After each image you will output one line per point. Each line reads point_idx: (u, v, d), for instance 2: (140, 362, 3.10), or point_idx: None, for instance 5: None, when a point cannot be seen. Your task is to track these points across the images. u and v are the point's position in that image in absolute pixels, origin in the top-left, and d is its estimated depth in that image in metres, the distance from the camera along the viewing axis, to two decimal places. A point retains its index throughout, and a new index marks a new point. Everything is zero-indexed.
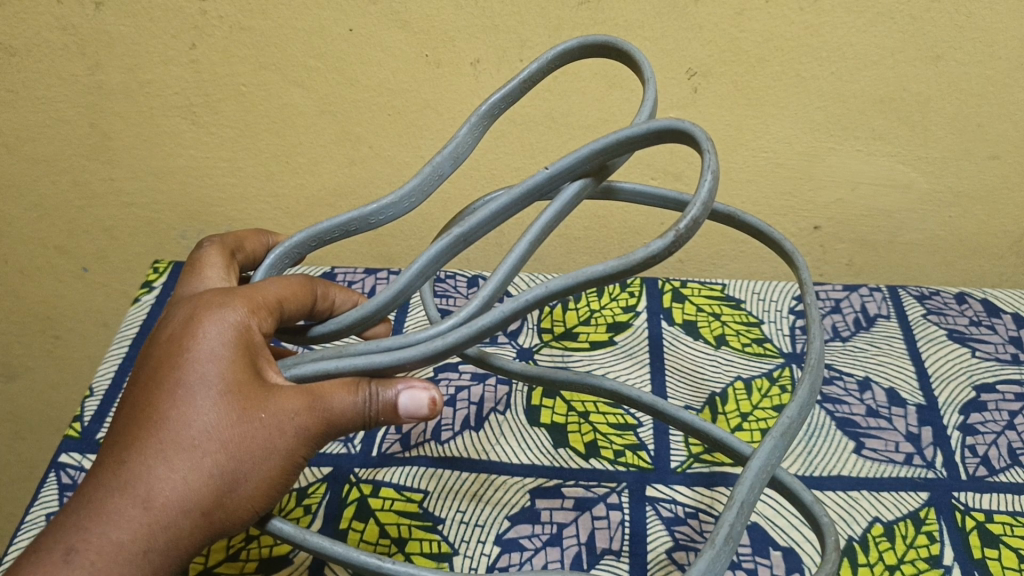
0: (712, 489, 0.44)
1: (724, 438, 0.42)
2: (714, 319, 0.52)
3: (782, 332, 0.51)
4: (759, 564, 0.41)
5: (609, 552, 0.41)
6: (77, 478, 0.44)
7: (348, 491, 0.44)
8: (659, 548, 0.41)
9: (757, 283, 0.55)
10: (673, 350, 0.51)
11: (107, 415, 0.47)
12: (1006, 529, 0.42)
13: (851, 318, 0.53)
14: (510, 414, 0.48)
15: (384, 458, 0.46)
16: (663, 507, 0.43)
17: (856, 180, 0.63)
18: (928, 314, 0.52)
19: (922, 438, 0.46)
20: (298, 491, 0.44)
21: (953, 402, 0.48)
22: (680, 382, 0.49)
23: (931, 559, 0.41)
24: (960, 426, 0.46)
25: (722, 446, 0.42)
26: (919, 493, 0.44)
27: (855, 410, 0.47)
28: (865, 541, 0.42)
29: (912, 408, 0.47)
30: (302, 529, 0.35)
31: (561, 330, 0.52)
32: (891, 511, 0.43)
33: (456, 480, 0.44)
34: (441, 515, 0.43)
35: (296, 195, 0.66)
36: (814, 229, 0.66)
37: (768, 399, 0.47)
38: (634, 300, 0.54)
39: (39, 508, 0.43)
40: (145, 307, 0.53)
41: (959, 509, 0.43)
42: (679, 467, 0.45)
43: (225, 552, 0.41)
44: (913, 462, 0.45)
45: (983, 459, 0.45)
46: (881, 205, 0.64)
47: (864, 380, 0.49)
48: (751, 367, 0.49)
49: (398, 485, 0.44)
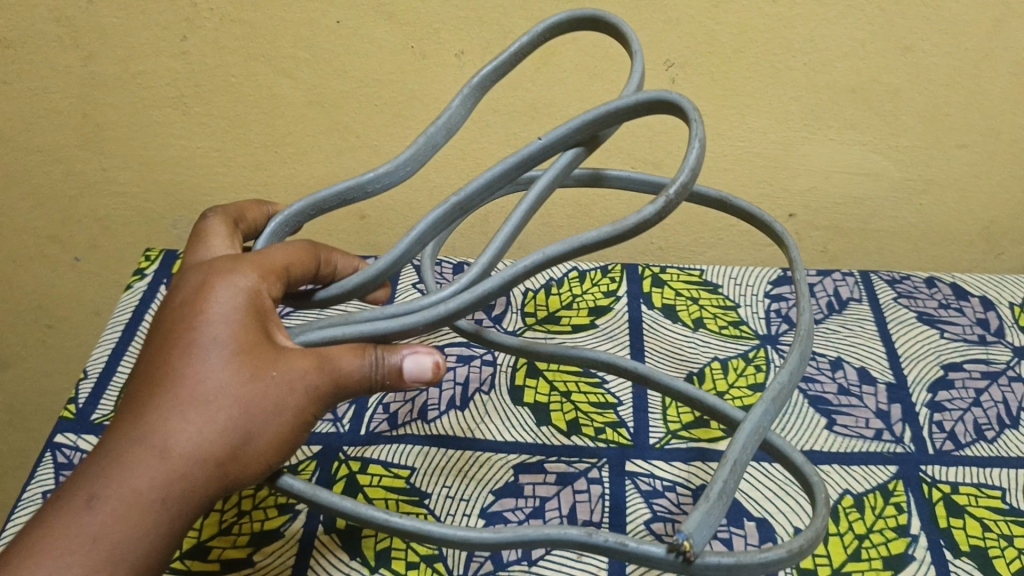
0: (690, 464, 0.45)
1: (722, 403, 0.44)
2: (692, 303, 0.54)
3: (758, 315, 0.53)
4: (733, 534, 0.42)
5: (590, 524, 0.43)
6: (73, 458, 0.46)
7: (338, 468, 0.45)
8: (639, 520, 0.43)
9: (734, 269, 0.57)
10: (652, 331, 0.52)
11: (103, 397, 0.49)
12: (971, 500, 0.44)
13: (824, 301, 0.54)
14: (495, 394, 0.49)
15: (372, 436, 0.47)
16: (643, 481, 0.45)
17: (829, 168, 0.65)
18: (898, 298, 0.54)
19: (892, 415, 0.48)
20: (290, 467, 0.46)
21: (922, 380, 0.49)
22: (659, 360, 0.51)
23: (899, 529, 0.42)
24: (928, 403, 0.48)
25: (718, 412, 0.44)
26: (888, 467, 0.45)
27: (828, 388, 0.49)
28: (836, 512, 0.43)
29: (882, 386, 0.49)
30: (311, 485, 0.37)
31: (545, 314, 0.54)
32: (861, 483, 0.44)
33: (442, 457, 0.46)
34: (428, 490, 0.44)
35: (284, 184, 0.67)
36: (789, 217, 0.67)
37: (744, 378, 0.49)
38: (616, 284, 0.56)
39: (36, 486, 0.44)
40: (138, 294, 0.55)
41: (927, 482, 0.44)
42: (657, 444, 0.46)
43: (218, 527, 0.43)
44: (883, 438, 0.47)
45: (949, 435, 0.47)
46: (853, 193, 0.66)
47: (836, 360, 0.51)
48: (728, 348, 0.51)
49: (385, 462, 0.46)
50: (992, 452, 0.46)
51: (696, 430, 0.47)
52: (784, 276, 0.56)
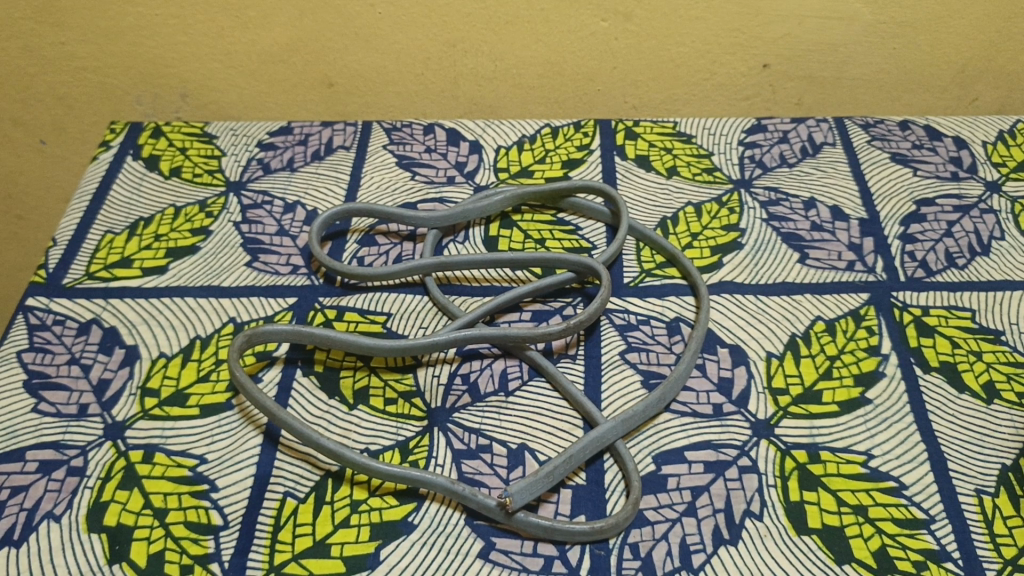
0: (664, 299, 0.46)
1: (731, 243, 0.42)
2: (666, 153, 0.54)
3: (731, 161, 0.53)
4: (707, 360, 0.43)
5: (566, 356, 0.43)
6: (46, 319, 0.46)
7: (314, 317, 0.45)
8: (613, 351, 0.43)
9: (707, 120, 0.56)
10: (626, 179, 0.52)
11: (73, 263, 0.49)
12: (941, 320, 0.44)
13: (797, 147, 0.54)
14: (469, 245, 0.49)
15: (348, 288, 0.47)
16: (617, 316, 0.45)
17: (802, 13, 0.56)
18: (872, 140, 0.54)
19: (864, 248, 0.48)
20: (265, 318, 0.45)
21: (895, 216, 0.50)
22: (634, 206, 0.50)
23: (869, 349, 0.43)
24: (900, 236, 0.48)
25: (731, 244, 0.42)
26: (860, 294, 0.46)
27: (800, 226, 0.49)
28: (808, 336, 0.44)
29: (854, 222, 0.49)
30: (293, 325, 0.43)
31: (517, 169, 0.53)
32: (833, 310, 0.45)
33: (418, 303, 0.46)
34: (405, 332, 0.44)
35: (212, 43, 0.58)
36: (763, 68, 0.59)
37: (718, 220, 0.50)
38: (589, 139, 0.55)
39: (10, 345, 0.45)
40: (104, 164, 0.54)
41: (898, 306, 0.45)
42: (632, 282, 0.47)
43: (197, 374, 0.43)
44: (855, 269, 0.47)
45: (921, 263, 0.47)
46: (825, 38, 0.57)
47: (809, 200, 0.51)
48: (701, 194, 0.51)
49: (361, 310, 0.46)
50: (962, 278, 0.46)
51: (670, 268, 0.47)
52: (758, 124, 0.56)
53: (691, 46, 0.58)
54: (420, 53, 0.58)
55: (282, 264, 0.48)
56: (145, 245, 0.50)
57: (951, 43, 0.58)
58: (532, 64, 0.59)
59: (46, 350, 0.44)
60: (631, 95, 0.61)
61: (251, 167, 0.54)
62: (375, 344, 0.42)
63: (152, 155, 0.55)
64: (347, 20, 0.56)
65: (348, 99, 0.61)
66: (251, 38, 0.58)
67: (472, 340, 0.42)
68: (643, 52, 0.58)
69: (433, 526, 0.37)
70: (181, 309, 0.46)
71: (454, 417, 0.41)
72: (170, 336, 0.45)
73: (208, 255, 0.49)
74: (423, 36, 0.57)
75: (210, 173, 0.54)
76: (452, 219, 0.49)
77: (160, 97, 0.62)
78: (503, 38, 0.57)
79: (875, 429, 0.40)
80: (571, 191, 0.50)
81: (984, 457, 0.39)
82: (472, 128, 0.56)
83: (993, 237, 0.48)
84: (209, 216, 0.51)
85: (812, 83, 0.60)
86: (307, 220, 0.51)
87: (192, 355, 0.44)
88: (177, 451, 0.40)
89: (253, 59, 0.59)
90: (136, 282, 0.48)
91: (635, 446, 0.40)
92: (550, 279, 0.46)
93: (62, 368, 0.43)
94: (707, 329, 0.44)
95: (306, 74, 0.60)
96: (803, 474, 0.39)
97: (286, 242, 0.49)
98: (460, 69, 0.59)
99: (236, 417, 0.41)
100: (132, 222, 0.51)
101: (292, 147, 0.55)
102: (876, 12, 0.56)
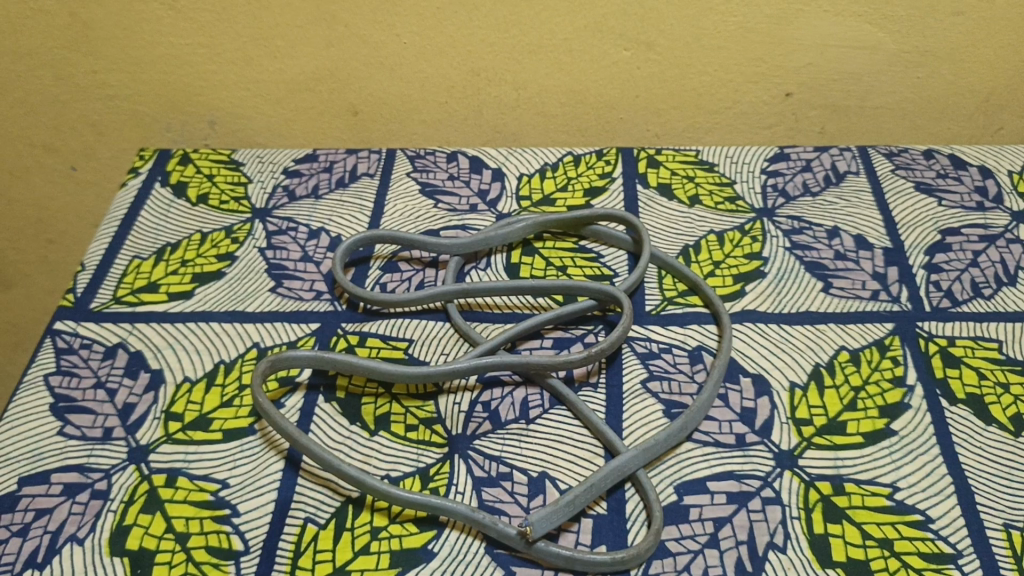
0: (686, 327, 0.45)
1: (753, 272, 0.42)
2: (688, 181, 0.54)
3: (753, 190, 0.53)
4: (729, 390, 0.43)
5: (587, 385, 0.43)
6: (73, 343, 0.46)
7: (337, 342, 0.46)
8: (635, 379, 0.43)
9: (730, 148, 0.57)
10: (648, 208, 0.52)
11: (101, 287, 0.49)
12: (967, 351, 0.44)
13: (821, 175, 0.54)
14: (491, 272, 0.49)
15: (370, 314, 0.47)
16: (639, 344, 0.45)
17: (825, 43, 0.56)
18: (896, 169, 0.54)
19: (888, 277, 0.48)
20: (288, 343, 0.46)
21: (919, 245, 0.49)
22: (656, 235, 0.50)
23: (895, 380, 0.43)
24: (925, 266, 0.48)
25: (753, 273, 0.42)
26: (885, 324, 0.45)
27: (824, 255, 0.49)
28: (832, 366, 0.43)
29: (879, 251, 0.49)
30: (315, 351, 0.43)
31: (539, 198, 0.53)
32: (857, 340, 0.44)
33: (439, 329, 0.46)
34: (427, 359, 0.45)
35: (240, 71, 0.59)
36: (785, 97, 0.59)
37: (740, 249, 0.50)
38: (611, 167, 0.55)
39: (37, 369, 0.45)
40: (133, 191, 0.55)
41: (923, 337, 0.44)
42: (653, 310, 0.47)
43: (220, 399, 0.43)
44: (879, 298, 0.47)
45: (946, 293, 0.47)
46: (849, 67, 0.57)
47: (833, 229, 0.50)
48: (723, 222, 0.51)
49: (384, 336, 0.46)
50: (989, 307, 0.46)
51: (692, 297, 0.47)
52: (781, 153, 0.56)
53: (713, 75, 0.58)
54: (443, 82, 0.59)
55: (306, 290, 0.49)
56: (172, 270, 0.50)
57: (975, 72, 0.57)
58: (555, 93, 0.59)
59: (72, 374, 0.45)
60: (654, 123, 0.61)
61: (277, 194, 0.55)
62: (397, 370, 0.42)
63: (179, 182, 0.56)
64: (373, 49, 0.57)
65: (373, 126, 0.62)
66: (279, 67, 0.59)
67: (494, 367, 0.42)
68: (665, 81, 0.58)
69: (453, 554, 0.37)
70: (206, 334, 0.47)
71: (475, 444, 0.41)
72: (194, 360, 0.45)
73: (233, 280, 0.49)
74: (447, 64, 0.58)
75: (236, 200, 0.55)
76: (474, 246, 0.49)
77: (188, 124, 0.63)
78: (527, 67, 0.58)
79: (900, 461, 0.39)
80: (593, 219, 0.50)
81: (1012, 491, 0.38)
82: (495, 156, 0.57)
83: (1019, 267, 0.48)
84: (235, 242, 0.52)
85: (835, 111, 0.60)
86: (331, 247, 0.51)
87: (216, 379, 0.44)
88: (200, 476, 0.40)
89: (280, 87, 0.60)
90: (162, 306, 0.48)
91: (656, 476, 0.40)
92: (571, 306, 0.46)
93: (88, 392, 0.44)
94: (729, 358, 0.44)
95: (332, 103, 0.61)
96: (827, 505, 0.38)
97: (310, 269, 0.50)
98: (484, 97, 0.60)
99: (258, 442, 0.42)
100: (159, 248, 0.52)
101: (317, 174, 0.56)
102: (900, 42, 0.56)
